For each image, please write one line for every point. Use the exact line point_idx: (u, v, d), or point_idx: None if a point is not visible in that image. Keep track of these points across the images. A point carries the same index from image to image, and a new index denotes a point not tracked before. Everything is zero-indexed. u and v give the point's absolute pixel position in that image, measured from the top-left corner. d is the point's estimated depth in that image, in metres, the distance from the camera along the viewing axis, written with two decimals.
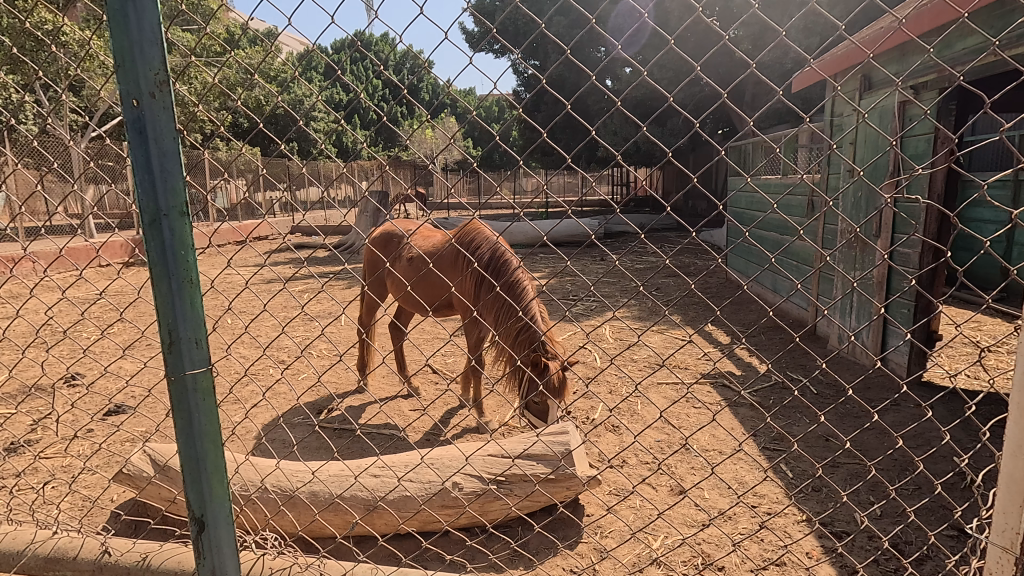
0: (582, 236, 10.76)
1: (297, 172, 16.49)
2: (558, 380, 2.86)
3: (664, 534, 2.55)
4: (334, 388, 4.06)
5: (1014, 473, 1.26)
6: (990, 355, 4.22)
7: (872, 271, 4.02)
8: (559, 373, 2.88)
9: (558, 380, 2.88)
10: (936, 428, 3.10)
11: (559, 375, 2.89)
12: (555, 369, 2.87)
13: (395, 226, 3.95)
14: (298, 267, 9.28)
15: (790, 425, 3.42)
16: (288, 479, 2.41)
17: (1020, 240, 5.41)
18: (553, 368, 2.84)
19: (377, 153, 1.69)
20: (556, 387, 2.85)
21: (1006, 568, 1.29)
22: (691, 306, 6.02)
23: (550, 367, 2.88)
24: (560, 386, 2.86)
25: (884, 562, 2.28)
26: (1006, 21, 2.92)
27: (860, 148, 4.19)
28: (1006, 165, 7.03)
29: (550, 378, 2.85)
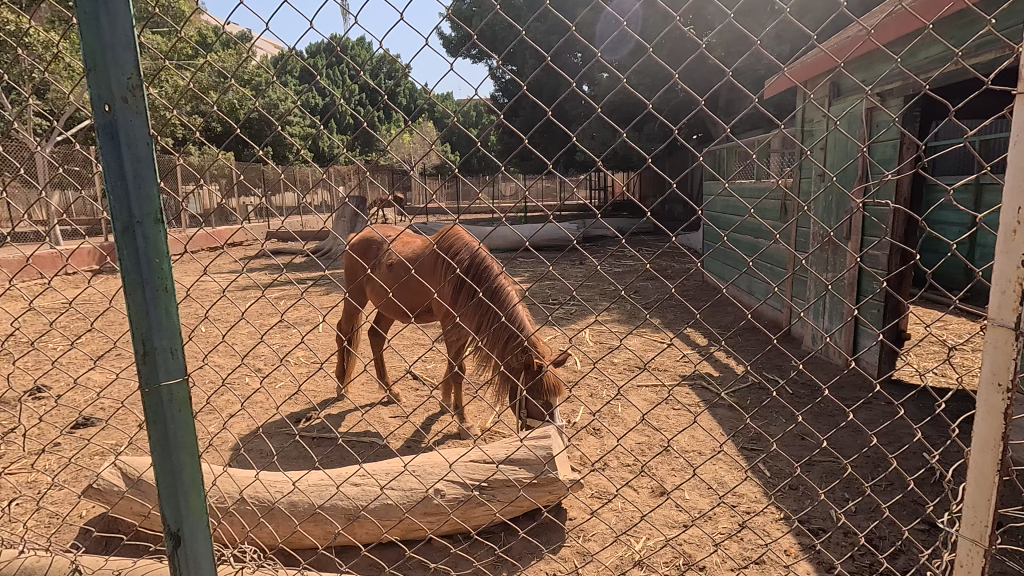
0: (564, 241, 10.86)
1: (273, 178, 16.34)
2: (551, 381, 2.85)
3: (647, 536, 2.57)
4: (314, 396, 4.01)
5: (983, 467, 1.30)
6: (958, 354, 4.35)
7: (843, 274, 4.13)
8: (552, 373, 2.84)
9: (551, 380, 2.84)
10: (907, 426, 3.19)
11: (552, 376, 2.86)
12: (546, 369, 2.83)
13: (374, 232, 3.92)
14: (277, 274, 9.21)
15: (768, 425, 3.49)
16: (266, 490, 2.36)
17: (982, 241, 5.60)
18: (546, 370, 2.82)
19: (353, 158, 1.66)
20: (549, 387, 2.81)
21: (976, 560, 1.33)
22: (670, 309, 6.11)
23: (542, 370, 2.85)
24: (555, 389, 2.83)
25: (860, 559, 2.34)
26: (968, 31, 3.01)
27: (830, 153, 4.29)
28: (968, 172, 7.28)
29: (542, 379, 2.84)
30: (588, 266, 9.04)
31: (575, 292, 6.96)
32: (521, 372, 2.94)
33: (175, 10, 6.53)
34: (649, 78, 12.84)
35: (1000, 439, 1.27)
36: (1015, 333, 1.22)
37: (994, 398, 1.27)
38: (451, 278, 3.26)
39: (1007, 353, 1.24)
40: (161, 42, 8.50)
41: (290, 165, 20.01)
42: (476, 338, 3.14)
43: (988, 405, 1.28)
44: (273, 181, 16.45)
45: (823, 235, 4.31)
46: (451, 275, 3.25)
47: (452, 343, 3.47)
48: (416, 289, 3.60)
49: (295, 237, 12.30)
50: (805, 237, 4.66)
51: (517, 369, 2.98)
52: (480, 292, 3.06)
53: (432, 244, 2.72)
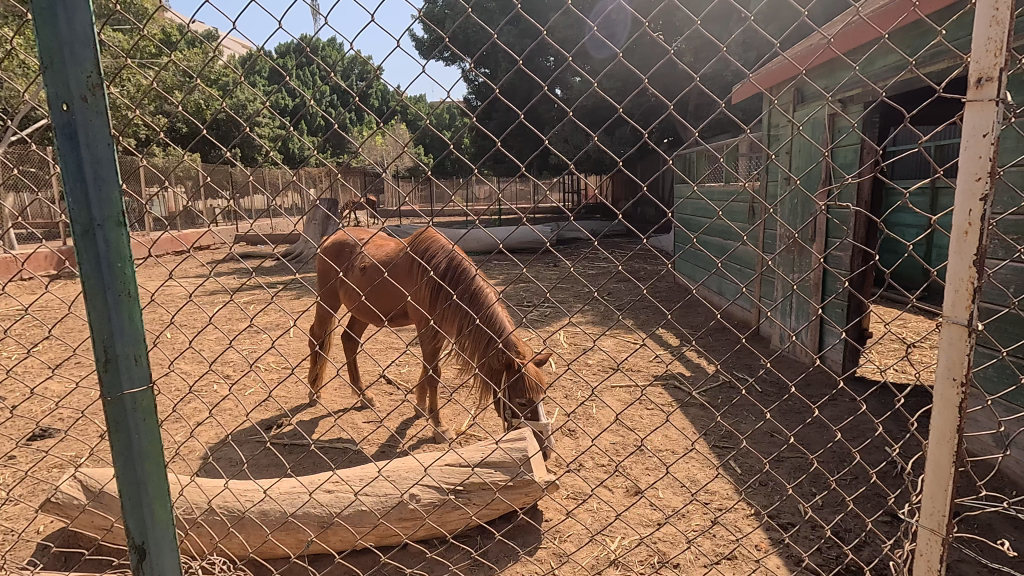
0: (538, 243, 10.91)
1: (241, 180, 15.99)
2: (531, 380, 2.86)
3: (622, 535, 2.60)
4: (285, 402, 3.94)
5: (939, 458, 1.36)
6: (916, 351, 4.52)
7: (809, 274, 4.25)
8: (533, 372, 2.86)
9: (532, 379, 2.85)
10: (870, 420, 3.30)
11: (533, 375, 2.88)
12: (527, 368, 2.84)
13: (347, 235, 3.87)
14: (246, 278, 9.01)
15: (738, 423, 3.57)
16: (236, 499, 2.31)
17: (937, 242, 5.83)
18: (527, 369, 2.83)
19: (325, 160, 1.63)
20: (530, 386, 2.83)
21: (935, 549, 1.39)
22: (642, 310, 6.20)
23: (524, 369, 2.86)
24: (537, 388, 2.84)
25: (827, 551, 2.41)
26: (922, 42, 3.14)
27: (795, 158, 4.42)
28: (923, 176, 7.58)
29: (523, 379, 2.85)
30: (561, 268, 9.10)
31: (550, 294, 7.00)
32: (500, 371, 2.92)
33: (137, 7, 6.32)
34: (620, 82, 13.00)
35: (955, 431, 1.33)
36: (967, 329, 1.28)
37: (949, 391, 1.33)
38: (427, 279, 3.23)
39: (961, 348, 1.29)
40: (122, 39, 8.21)
41: (259, 167, 19.62)
42: (455, 340, 3.12)
43: (944, 399, 1.34)
44: (241, 183, 16.10)
45: (789, 237, 4.43)
46: (427, 277, 3.23)
47: (429, 345, 3.45)
48: (391, 292, 3.56)
49: (265, 240, 12.06)
50: (772, 239, 4.78)
51: (496, 369, 2.96)
52: (457, 294, 3.04)
53: (408, 243, 2.70)
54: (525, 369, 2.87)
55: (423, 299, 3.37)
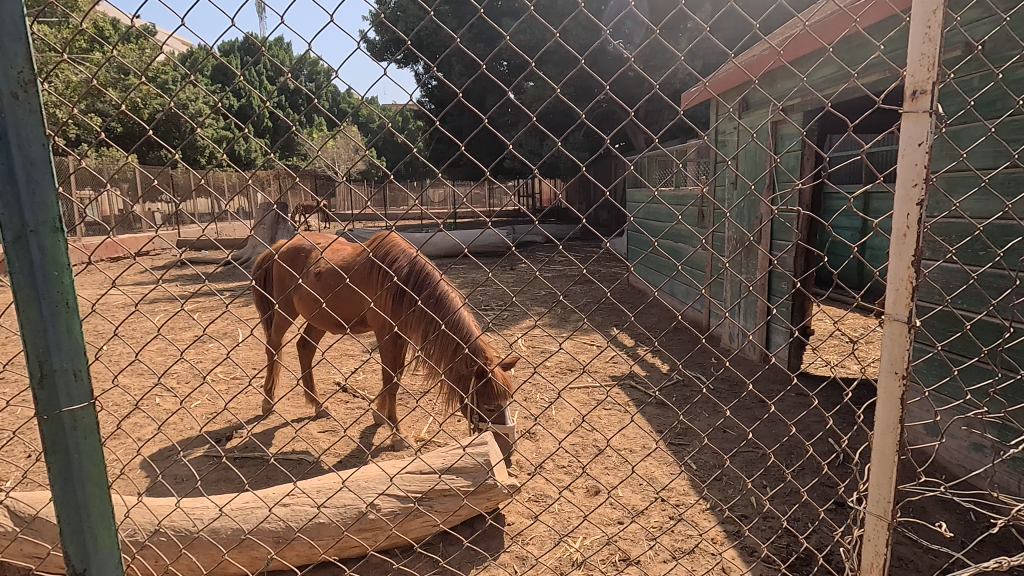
0: (495, 247, 10.92)
1: (184, 183, 15.30)
2: (500, 386, 2.87)
3: (585, 535, 2.63)
4: (237, 414, 3.78)
5: (884, 449, 1.44)
6: (857, 347, 4.78)
7: (757, 275, 4.44)
8: (501, 378, 2.87)
9: (500, 384, 2.86)
10: (816, 414, 3.47)
11: (503, 381, 2.89)
12: (495, 374, 2.85)
13: (302, 240, 3.75)
14: (192, 285, 8.63)
15: (694, 421, 3.68)
16: (186, 517, 2.19)
17: (873, 244, 6.20)
18: (495, 375, 2.84)
19: (280, 164, 1.58)
20: (499, 392, 2.84)
21: (881, 533, 1.47)
22: (600, 312, 6.31)
23: (493, 375, 2.87)
24: (505, 393, 2.86)
25: (779, 540, 2.51)
26: (859, 54, 3.35)
27: (742, 164, 4.60)
28: (859, 182, 8.05)
29: (491, 385, 2.86)
30: (519, 271, 9.15)
31: (509, 298, 7.03)
32: (468, 378, 2.91)
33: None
34: (574, 88, 13.20)
35: (898, 422, 1.41)
36: (907, 325, 1.37)
37: (892, 384, 1.41)
38: (390, 286, 3.17)
39: (901, 344, 1.37)
40: (49, 34, 7.70)
41: (203, 169, 18.83)
42: (421, 347, 3.09)
43: (887, 392, 1.42)
44: (183, 186, 15.41)
45: (738, 239, 4.60)
46: (390, 284, 3.17)
47: (390, 352, 3.40)
48: (352, 298, 3.48)
49: (212, 246, 11.58)
50: (721, 242, 4.96)
51: (464, 376, 2.96)
52: (421, 301, 3.01)
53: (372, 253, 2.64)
54: (493, 377, 2.88)
55: (386, 306, 3.31)
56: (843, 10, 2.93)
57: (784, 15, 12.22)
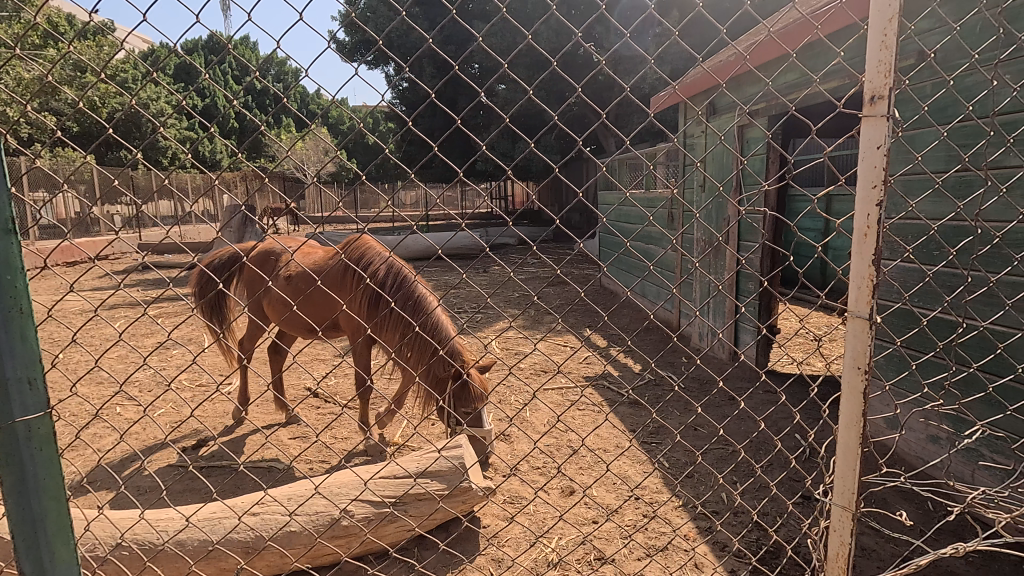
0: (468, 250, 10.89)
1: (146, 185, 14.83)
2: (477, 389, 2.87)
3: (560, 535, 2.64)
4: (203, 422, 3.68)
5: (848, 441, 1.49)
6: (822, 345, 4.92)
7: (726, 275, 4.53)
8: (478, 381, 2.86)
9: (477, 388, 2.85)
10: (783, 410, 3.56)
11: (480, 384, 2.89)
12: (472, 377, 2.85)
13: (273, 244, 3.68)
14: (156, 291, 8.36)
15: (667, 419, 3.74)
16: (150, 530, 2.12)
17: (835, 245, 6.40)
18: (473, 378, 2.83)
19: (247, 165, 1.54)
20: (476, 395, 2.84)
21: (845, 524, 1.52)
22: (573, 313, 6.36)
23: (470, 378, 2.87)
24: (483, 396, 2.86)
25: (749, 535, 2.57)
26: (820, 61, 3.47)
27: (710, 167, 4.71)
28: (821, 184, 8.30)
29: (469, 389, 2.85)
30: (493, 273, 9.15)
31: (483, 300, 7.02)
32: (445, 382, 2.89)
33: None
34: (545, 91, 13.28)
35: (861, 416, 1.46)
36: (868, 322, 1.42)
37: (855, 379, 1.46)
38: (365, 289, 3.13)
39: (864, 341, 1.42)
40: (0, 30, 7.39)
41: (166, 171, 18.29)
42: (396, 350, 3.06)
43: (851, 387, 1.47)
44: (145, 188, 14.94)
45: (708, 240, 4.70)
46: (364, 287, 3.13)
47: (363, 355, 3.36)
48: (325, 301, 3.42)
49: (176, 249, 11.24)
50: (691, 243, 5.07)
51: (440, 380, 2.94)
52: (397, 304, 2.97)
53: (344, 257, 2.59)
54: (470, 380, 2.87)
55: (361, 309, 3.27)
56: (805, 18, 3.02)
57: (749, 22, 12.55)
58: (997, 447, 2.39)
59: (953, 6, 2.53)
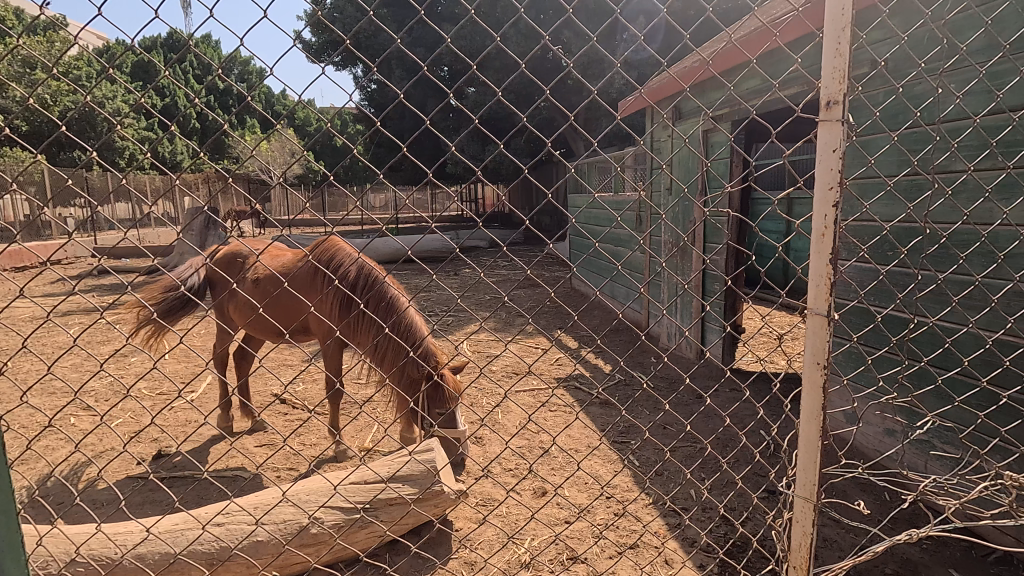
0: (439, 253, 10.84)
1: (101, 187, 14.27)
2: (451, 390, 2.87)
3: (533, 536, 2.65)
4: (165, 431, 3.56)
5: (809, 435, 1.55)
6: (784, 343, 5.07)
7: (692, 276, 4.63)
8: (452, 382, 2.87)
9: (451, 389, 2.86)
10: (748, 407, 3.66)
11: (455, 386, 2.90)
12: (447, 379, 2.85)
13: (238, 245, 3.58)
14: (112, 296, 8.06)
15: (636, 418, 3.80)
16: (107, 544, 2.04)
17: (795, 246, 6.61)
18: (447, 380, 2.83)
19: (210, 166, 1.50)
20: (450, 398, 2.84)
21: (808, 515, 1.58)
22: (544, 315, 6.40)
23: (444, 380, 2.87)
24: (457, 398, 2.87)
25: (717, 529, 2.62)
26: (780, 67, 3.59)
27: (676, 170, 4.81)
28: (782, 187, 8.56)
29: (443, 390, 2.86)
30: (463, 276, 9.13)
31: (453, 302, 7.00)
32: (418, 384, 2.90)
33: None
34: (514, 94, 13.33)
35: (821, 410, 1.52)
36: (826, 319, 1.48)
37: (815, 375, 1.51)
38: (336, 291, 3.09)
39: (823, 337, 1.48)
40: None
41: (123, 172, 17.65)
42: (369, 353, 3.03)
43: (812, 382, 1.52)
44: (100, 190, 14.39)
45: (675, 242, 4.80)
46: (335, 289, 3.08)
47: (333, 359, 3.31)
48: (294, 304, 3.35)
49: (134, 254, 10.86)
50: (658, 244, 5.16)
51: (413, 382, 2.94)
52: (369, 306, 2.95)
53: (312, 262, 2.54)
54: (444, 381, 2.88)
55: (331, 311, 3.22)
56: (765, 26, 3.13)
57: (711, 29, 12.87)
58: (946, 437, 2.51)
59: (901, 18, 2.66)
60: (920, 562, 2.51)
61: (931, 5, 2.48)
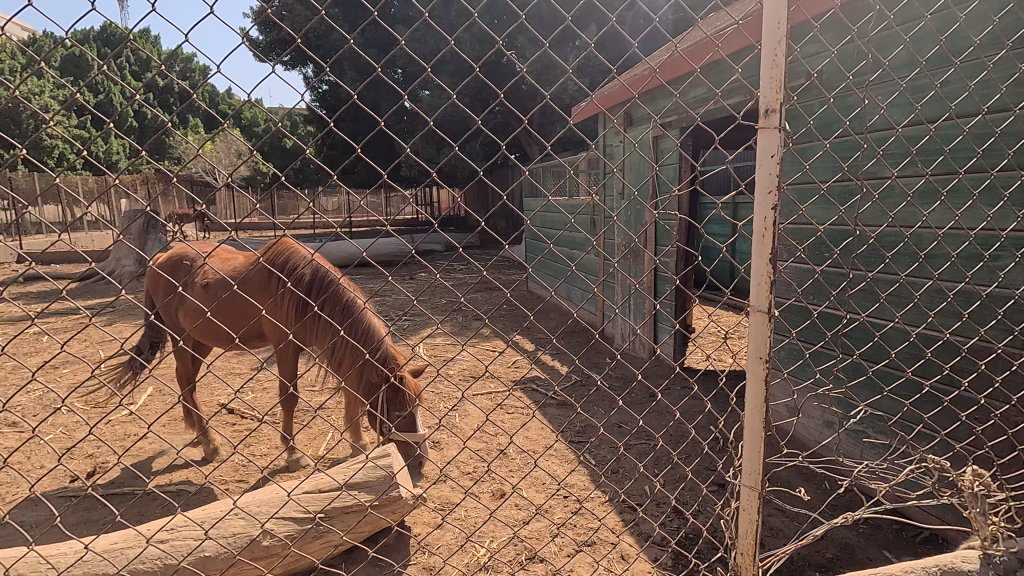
0: (393, 256, 10.73)
1: (27, 188, 13.37)
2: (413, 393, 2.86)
3: (492, 538, 2.67)
4: (103, 445, 3.38)
5: (754, 426, 1.63)
6: (731, 341, 5.28)
7: (644, 278, 4.78)
8: (414, 384, 2.86)
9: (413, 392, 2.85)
10: (698, 403, 3.79)
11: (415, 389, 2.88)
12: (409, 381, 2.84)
13: (185, 248, 3.44)
14: (41, 305, 7.57)
15: (592, 417, 3.87)
16: (39, 568, 1.92)
17: (740, 248, 6.90)
18: (408, 382, 2.82)
19: (152, 166, 1.44)
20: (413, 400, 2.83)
21: (753, 503, 1.66)
22: (500, 317, 6.43)
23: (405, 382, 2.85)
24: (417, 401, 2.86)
25: (670, 523, 2.71)
26: (723, 77, 3.75)
27: (628, 174, 4.94)
28: (727, 192, 8.92)
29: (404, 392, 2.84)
30: (419, 279, 9.07)
31: (409, 306, 6.94)
32: (378, 387, 2.87)
33: None
34: (469, 98, 13.35)
35: (764, 402, 1.60)
36: (766, 315, 1.56)
37: (758, 368, 1.60)
38: (291, 294, 3.01)
39: (764, 333, 1.57)
40: None
41: None
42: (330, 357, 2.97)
43: (755, 375, 1.60)
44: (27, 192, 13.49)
45: (626, 245, 4.92)
46: (291, 292, 3.01)
47: (289, 365, 3.23)
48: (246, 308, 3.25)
49: (65, 259, 10.23)
50: (611, 246, 5.29)
51: (373, 385, 2.91)
52: (327, 309, 2.89)
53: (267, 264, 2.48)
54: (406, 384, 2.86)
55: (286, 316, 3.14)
56: (709, 38, 3.27)
57: (659, 38, 13.28)
58: (877, 426, 2.69)
59: (831, 33, 2.83)
60: (857, 545, 2.67)
61: (857, 22, 2.66)
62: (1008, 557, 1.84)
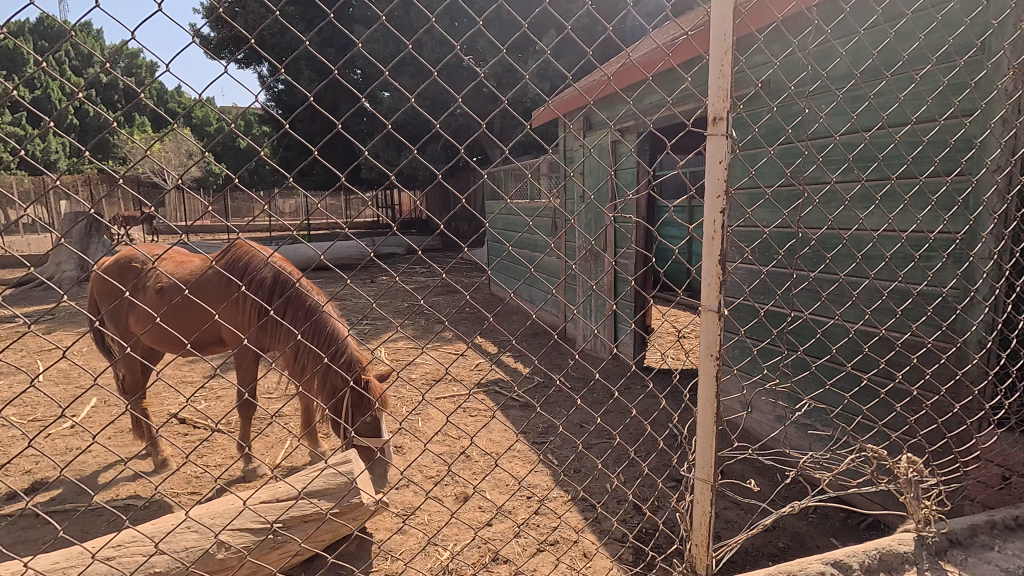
0: (353, 260, 10.58)
1: None
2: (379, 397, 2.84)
3: (456, 541, 2.67)
4: (44, 460, 3.21)
5: (706, 422, 1.69)
6: (687, 341, 5.44)
7: (604, 280, 4.87)
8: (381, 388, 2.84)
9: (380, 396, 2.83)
10: (656, 401, 3.90)
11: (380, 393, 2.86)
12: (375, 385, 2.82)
13: (135, 252, 3.30)
14: None
15: (553, 417, 3.92)
16: None
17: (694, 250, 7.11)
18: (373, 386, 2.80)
19: (96, 167, 1.38)
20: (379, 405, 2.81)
21: (706, 495, 1.72)
22: (462, 320, 6.43)
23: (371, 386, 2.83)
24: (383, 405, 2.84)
25: (630, 519, 2.78)
26: (676, 84, 3.87)
27: (587, 178, 5.03)
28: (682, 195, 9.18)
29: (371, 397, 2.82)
30: (379, 283, 8.97)
31: (369, 310, 6.86)
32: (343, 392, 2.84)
33: None
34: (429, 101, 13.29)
35: (715, 397, 1.67)
36: (717, 315, 1.63)
37: (709, 366, 1.66)
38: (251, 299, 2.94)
39: (715, 331, 1.63)
40: None
41: None
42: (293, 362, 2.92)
43: (706, 372, 1.67)
44: None
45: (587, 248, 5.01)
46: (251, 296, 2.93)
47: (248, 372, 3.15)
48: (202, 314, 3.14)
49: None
50: (572, 249, 5.37)
51: (338, 390, 2.88)
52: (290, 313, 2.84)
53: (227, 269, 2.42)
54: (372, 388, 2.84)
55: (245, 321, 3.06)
56: (661, 46, 3.38)
57: (616, 45, 13.56)
58: (822, 418, 2.83)
59: (775, 45, 2.98)
60: (806, 533, 2.80)
61: (798, 36, 2.80)
62: (940, 538, 1.95)
